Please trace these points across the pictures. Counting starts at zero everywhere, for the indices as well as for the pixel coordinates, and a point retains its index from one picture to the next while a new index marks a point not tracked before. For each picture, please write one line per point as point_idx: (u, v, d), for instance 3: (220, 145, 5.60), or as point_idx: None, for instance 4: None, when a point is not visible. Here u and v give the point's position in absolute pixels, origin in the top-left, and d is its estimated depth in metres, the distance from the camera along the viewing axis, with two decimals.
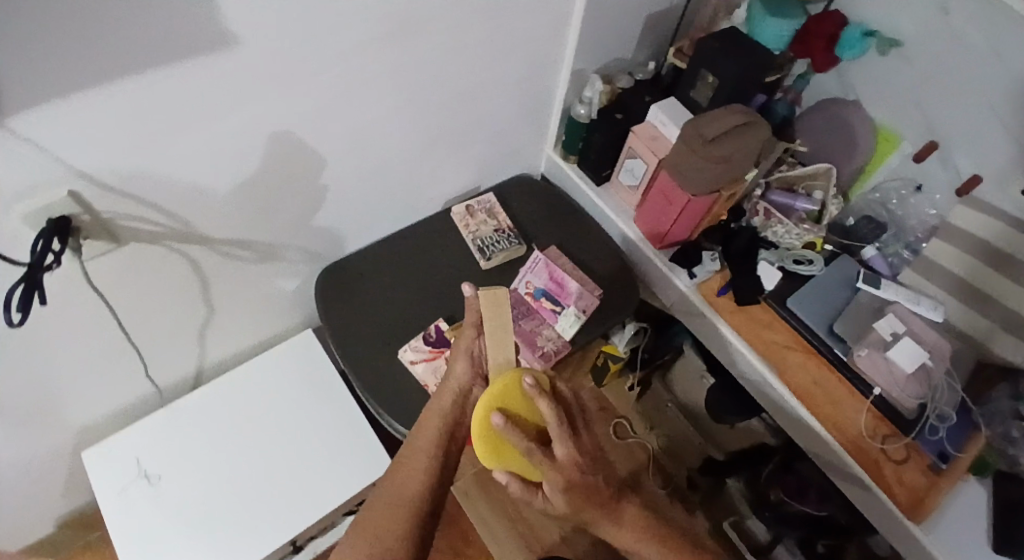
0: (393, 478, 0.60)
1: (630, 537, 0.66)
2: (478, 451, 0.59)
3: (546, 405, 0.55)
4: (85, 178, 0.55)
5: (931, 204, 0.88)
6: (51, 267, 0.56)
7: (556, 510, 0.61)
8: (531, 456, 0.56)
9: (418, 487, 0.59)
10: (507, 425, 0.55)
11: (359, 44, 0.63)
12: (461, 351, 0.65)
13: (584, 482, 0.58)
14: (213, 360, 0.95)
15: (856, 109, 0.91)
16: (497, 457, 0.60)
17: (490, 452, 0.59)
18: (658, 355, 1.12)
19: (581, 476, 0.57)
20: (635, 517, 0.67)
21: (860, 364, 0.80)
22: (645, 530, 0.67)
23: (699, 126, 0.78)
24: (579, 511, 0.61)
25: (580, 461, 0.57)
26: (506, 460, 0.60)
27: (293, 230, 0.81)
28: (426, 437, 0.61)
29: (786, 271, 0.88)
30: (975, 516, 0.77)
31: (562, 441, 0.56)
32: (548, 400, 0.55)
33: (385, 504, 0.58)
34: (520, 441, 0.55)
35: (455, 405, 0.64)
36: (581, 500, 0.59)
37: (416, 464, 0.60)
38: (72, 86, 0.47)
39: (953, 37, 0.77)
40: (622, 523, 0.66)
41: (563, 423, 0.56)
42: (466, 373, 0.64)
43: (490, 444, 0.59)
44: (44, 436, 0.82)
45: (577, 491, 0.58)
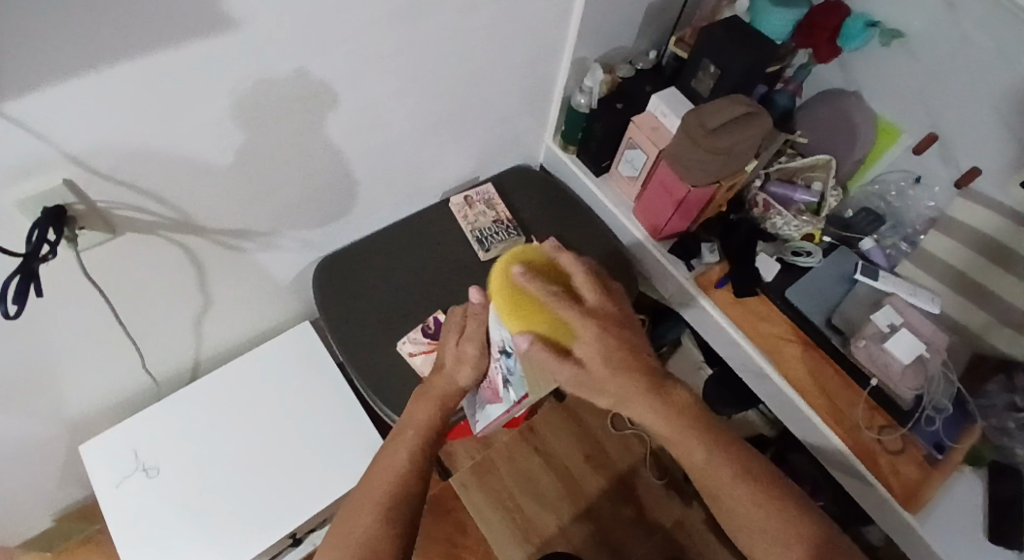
0: (369, 474, 0.61)
1: (680, 427, 0.56)
2: (500, 314, 0.47)
3: (569, 256, 0.51)
4: (80, 167, 0.54)
5: (930, 197, 0.88)
6: (47, 257, 0.55)
7: (592, 377, 0.52)
8: (563, 308, 0.48)
9: (393, 483, 0.59)
10: (531, 276, 0.46)
11: (358, 30, 0.62)
12: (466, 363, 0.61)
13: (620, 338, 0.51)
14: (211, 351, 0.95)
15: (858, 100, 0.91)
16: (523, 320, 0.47)
17: (512, 312, 0.46)
18: (655, 347, 1.15)
19: (618, 333, 0.51)
20: (681, 397, 0.57)
21: (858, 356, 0.81)
22: (696, 419, 0.57)
23: (702, 115, 0.77)
24: (613, 380, 0.52)
25: (614, 314, 0.51)
26: (534, 320, 0.47)
27: (292, 220, 0.81)
28: (412, 422, 0.63)
29: (784, 262, 0.89)
30: (969, 505, 0.77)
31: (589, 290, 0.50)
32: (572, 254, 0.52)
33: (356, 506, 0.58)
34: (548, 289, 0.47)
35: (443, 398, 0.63)
36: (616, 354, 0.51)
37: (392, 461, 0.61)
38: (67, 70, 0.46)
39: (954, 28, 0.77)
40: (671, 401, 0.56)
41: (589, 275, 0.51)
42: (467, 382, 0.62)
43: (510, 299, 0.46)
44: (41, 426, 0.82)
45: (615, 356, 0.51)
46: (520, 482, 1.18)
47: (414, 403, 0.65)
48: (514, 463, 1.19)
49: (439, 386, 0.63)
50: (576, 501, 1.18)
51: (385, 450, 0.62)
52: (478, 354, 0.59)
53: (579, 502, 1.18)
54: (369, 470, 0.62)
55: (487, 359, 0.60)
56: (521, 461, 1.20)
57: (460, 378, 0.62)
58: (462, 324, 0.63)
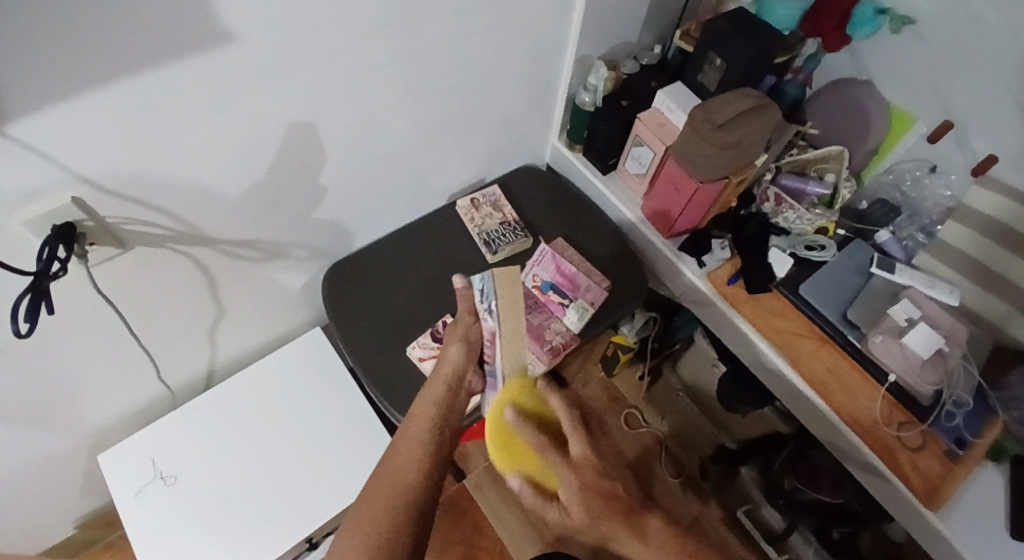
0: (379, 476, 0.59)
1: (658, 557, 0.61)
2: (493, 453, 0.64)
3: (558, 401, 0.61)
4: (87, 184, 0.54)
5: (946, 185, 0.87)
6: (57, 274, 0.55)
7: (570, 521, 0.60)
8: (546, 456, 0.60)
9: (408, 479, 0.58)
10: (520, 423, 0.61)
11: (356, 38, 0.61)
12: (457, 337, 0.70)
13: (601, 483, 0.59)
14: (224, 359, 0.96)
15: (869, 90, 0.89)
16: (509, 460, 0.63)
17: (503, 454, 0.63)
18: (668, 345, 1.13)
19: (598, 482, 0.59)
20: (660, 531, 0.63)
21: (874, 351, 0.80)
22: (674, 547, 0.62)
23: (708, 110, 0.76)
24: (595, 526, 0.59)
25: (598, 466, 0.59)
26: (522, 462, 0.63)
27: (299, 228, 0.81)
28: (419, 421, 0.63)
29: (798, 256, 0.87)
30: (993, 501, 0.76)
31: (574, 438, 0.60)
32: (562, 398, 0.61)
33: (372, 502, 0.56)
34: (535, 439, 0.60)
35: (446, 394, 0.67)
36: (601, 511, 0.58)
37: (406, 455, 0.60)
38: (71, 90, 0.46)
39: (968, 13, 0.74)
40: (648, 541, 0.62)
41: (576, 422, 0.60)
42: (459, 358, 0.68)
43: (504, 443, 0.63)
44: (60, 437, 0.83)
45: (592, 500, 0.58)
46: None
47: (417, 404, 0.66)
48: None
49: (438, 387, 0.67)
50: None
51: (392, 447, 0.61)
52: (471, 317, 0.70)
53: None
54: (378, 470, 0.60)
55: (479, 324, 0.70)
56: None
57: (461, 371, 0.68)
58: (471, 307, 0.70)
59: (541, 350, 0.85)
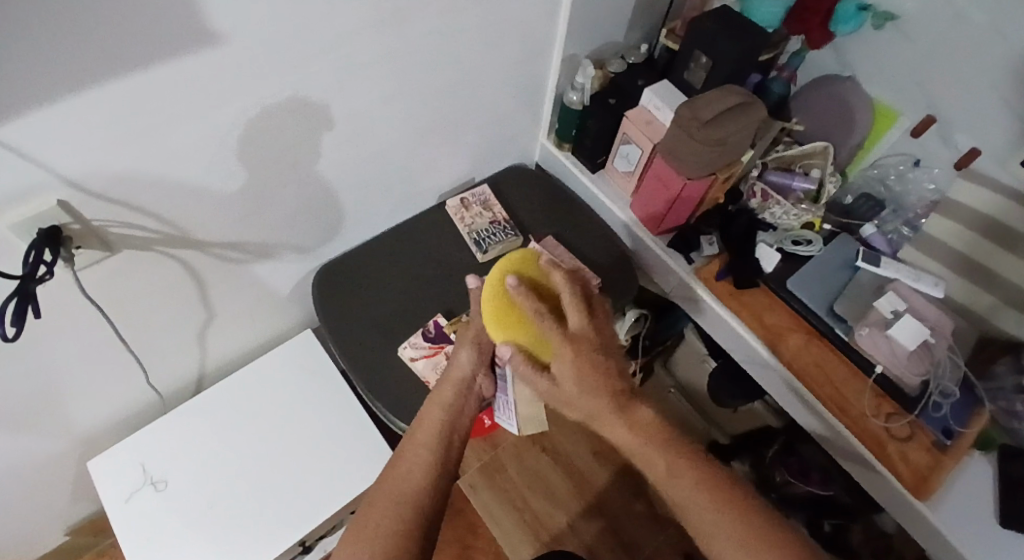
0: (383, 482, 0.57)
1: (642, 442, 0.57)
2: (487, 318, 0.61)
3: (561, 274, 0.59)
4: (73, 187, 0.54)
5: (930, 179, 0.87)
6: (44, 278, 0.55)
7: (559, 392, 0.58)
8: (540, 322, 0.57)
9: (413, 485, 0.57)
10: (522, 289, 0.57)
11: (344, 38, 0.61)
12: (467, 341, 0.67)
13: (594, 358, 0.56)
14: (214, 362, 0.95)
15: (853, 86, 0.90)
16: (502, 325, 0.60)
17: (496, 320, 0.60)
18: (659, 341, 1.15)
19: (590, 355, 0.56)
20: (648, 419, 0.58)
21: (861, 343, 0.80)
22: (665, 437, 0.57)
23: (695, 107, 0.76)
24: (580, 397, 0.57)
25: (593, 338, 0.57)
26: (513, 330, 0.60)
27: (288, 229, 0.80)
28: (427, 429, 0.61)
29: (784, 252, 0.88)
30: (981, 489, 0.77)
31: (572, 307, 0.57)
32: (565, 274, 0.59)
33: (375, 508, 0.55)
34: (531, 305, 0.57)
35: (456, 398, 0.64)
36: (592, 379, 0.56)
37: (412, 462, 0.58)
38: (55, 92, 0.46)
39: (949, 9, 0.76)
40: (636, 428, 0.57)
41: (576, 293, 0.58)
42: (469, 362, 0.66)
43: (498, 309, 0.60)
44: (48, 443, 0.82)
45: (586, 377, 0.56)
46: (529, 479, 1.18)
47: (426, 410, 0.64)
48: (521, 462, 1.20)
49: (447, 392, 0.64)
50: (585, 497, 1.18)
51: (399, 452, 0.60)
52: (482, 320, 0.67)
53: (588, 498, 1.18)
54: (383, 474, 0.58)
55: (490, 327, 0.67)
56: (529, 459, 1.20)
57: (472, 375, 0.65)
58: (484, 311, 0.68)
59: None
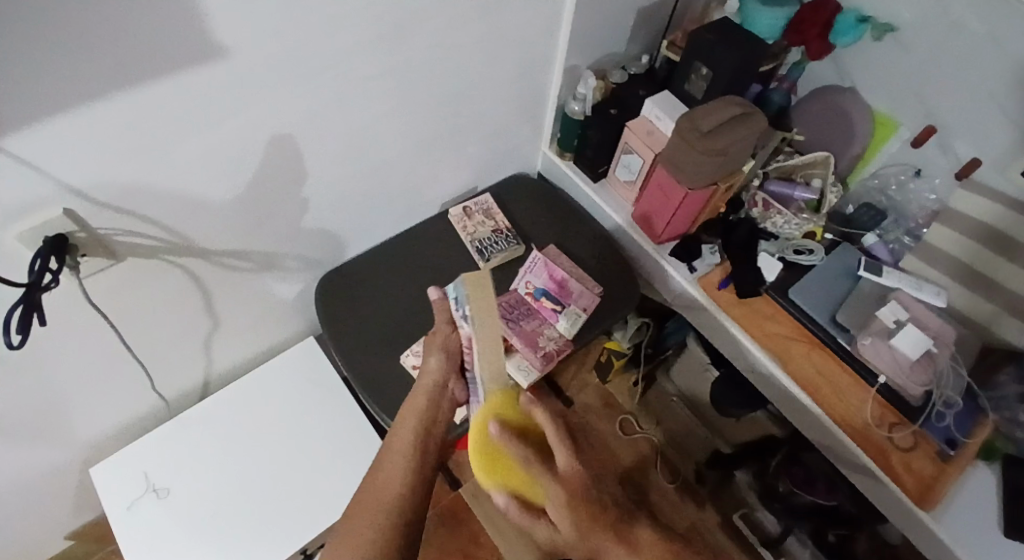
0: (362, 496, 0.57)
1: None
2: (477, 472, 0.57)
3: (545, 414, 0.56)
4: (78, 196, 0.54)
5: (930, 189, 0.88)
6: (49, 286, 0.55)
7: (559, 538, 0.55)
8: (532, 471, 0.55)
9: (392, 497, 0.56)
10: (506, 436, 0.55)
11: (348, 49, 0.62)
12: (435, 347, 0.68)
13: (589, 498, 0.54)
14: (219, 369, 0.95)
15: (853, 96, 0.91)
16: (494, 479, 0.56)
17: (488, 472, 0.56)
18: (662, 350, 1.13)
19: (586, 495, 0.53)
20: (653, 541, 0.56)
21: (864, 353, 0.80)
22: (670, 557, 0.55)
23: (696, 119, 0.77)
24: (582, 542, 0.54)
25: (585, 477, 0.54)
26: (507, 478, 0.56)
27: (292, 238, 0.81)
28: (399, 443, 0.61)
29: (787, 261, 0.88)
30: (985, 500, 0.76)
31: (561, 449, 0.55)
32: (546, 412, 0.56)
33: (357, 521, 0.54)
34: (521, 455, 0.55)
35: (429, 407, 0.64)
36: (588, 523, 0.53)
37: (391, 474, 0.58)
38: (63, 102, 0.46)
39: (948, 20, 0.76)
40: (640, 552, 0.55)
41: (564, 437, 0.55)
42: (439, 367, 0.66)
43: (487, 463, 0.56)
44: (50, 451, 0.82)
45: (586, 505, 0.53)
46: None
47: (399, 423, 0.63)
48: None
49: (421, 400, 0.65)
50: None
51: (374, 468, 0.59)
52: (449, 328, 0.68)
53: None
54: (360, 490, 0.57)
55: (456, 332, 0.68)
56: None
57: (445, 382, 0.66)
58: (450, 316, 0.69)
59: (535, 356, 0.85)
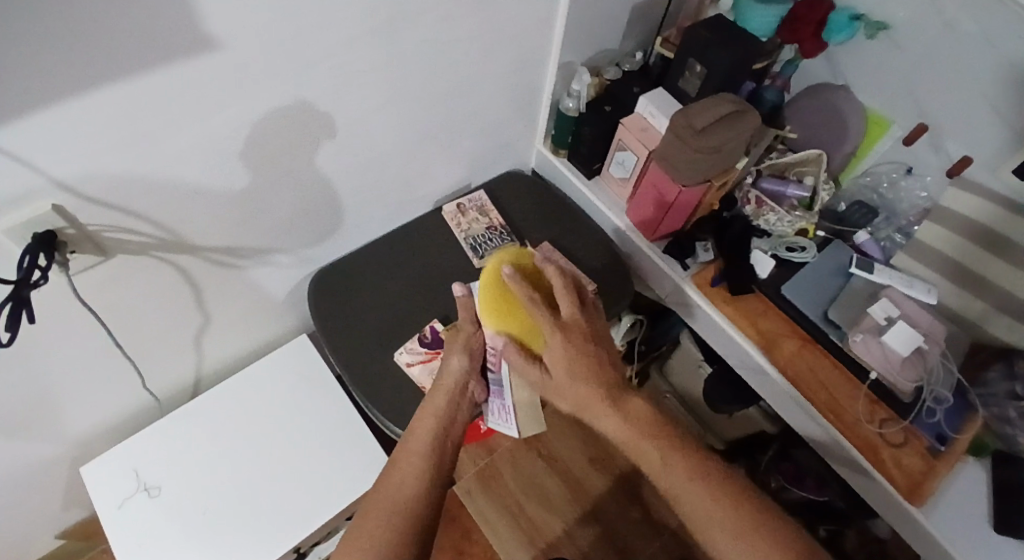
0: (378, 492, 0.58)
1: (636, 437, 0.58)
2: (483, 312, 0.60)
3: (554, 269, 0.61)
4: (67, 191, 0.54)
5: (922, 187, 0.89)
6: (38, 282, 0.55)
7: (551, 383, 0.59)
8: (535, 314, 0.58)
9: (409, 495, 0.57)
10: (516, 276, 0.58)
11: (341, 44, 0.62)
12: (458, 347, 0.66)
13: (586, 348, 0.58)
14: (211, 366, 0.95)
15: (846, 94, 0.91)
16: (498, 318, 0.60)
17: (493, 313, 0.60)
18: (654, 348, 1.15)
19: (581, 346, 0.58)
20: (642, 410, 0.59)
21: (855, 350, 0.81)
22: (655, 428, 0.58)
23: (689, 116, 0.77)
24: (572, 385, 0.58)
25: (583, 326, 0.59)
26: (508, 323, 0.60)
27: (285, 234, 0.81)
28: (416, 440, 0.62)
29: (779, 258, 0.88)
30: (975, 496, 0.77)
31: (564, 298, 0.59)
32: (557, 267, 0.61)
33: (374, 519, 0.55)
34: (527, 295, 0.58)
35: (448, 406, 0.65)
36: (582, 371, 0.58)
37: (407, 472, 0.59)
38: (51, 96, 0.46)
39: (941, 19, 0.77)
40: (627, 415, 0.58)
41: (568, 283, 0.60)
42: (461, 370, 0.65)
43: (495, 300, 0.60)
44: (40, 449, 0.81)
45: (579, 368, 0.58)
46: (526, 486, 1.18)
47: (417, 421, 0.64)
48: (517, 467, 1.19)
49: (439, 402, 0.65)
50: (581, 503, 1.17)
51: (390, 467, 0.60)
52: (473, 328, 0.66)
53: (584, 505, 1.17)
54: (376, 489, 0.59)
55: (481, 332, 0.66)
56: (525, 465, 1.19)
57: (464, 383, 0.65)
58: (476, 316, 0.66)
59: None
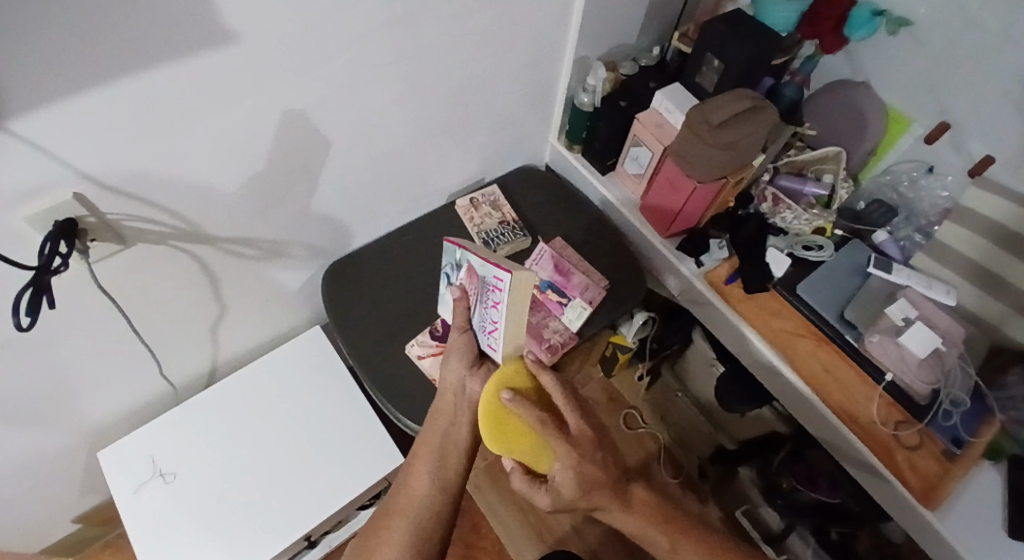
0: (397, 493, 0.64)
1: (642, 524, 0.65)
2: (484, 434, 0.57)
3: (550, 378, 0.60)
4: (88, 180, 0.55)
5: (942, 186, 0.87)
6: (59, 269, 0.56)
7: (563, 498, 0.59)
8: (544, 433, 0.57)
9: (423, 498, 0.62)
10: (518, 401, 0.56)
11: (358, 35, 0.62)
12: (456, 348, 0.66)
13: (592, 460, 0.59)
14: (226, 356, 0.96)
15: (866, 91, 0.89)
16: (500, 440, 0.57)
17: (497, 438, 0.57)
18: (667, 346, 1.13)
19: (592, 460, 0.59)
20: (643, 499, 0.67)
21: (871, 350, 0.80)
22: (657, 512, 0.66)
23: (705, 111, 0.77)
24: (588, 496, 0.60)
25: (591, 439, 0.59)
26: (514, 446, 0.58)
27: (298, 227, 0.81)
28: (425, 445, 0.65)
29: (795, 256, 0.88)
30: (991, 500, 0.76)
31: (570, 414, 0.59)
32: (552, 375, 0.60)
33: (387, 522, 0.61)
34: (535, 417, 0.57)
35: (452, 411, 0.66)
36: (590, 483, 0.59)
37: (416, 480, 0.63)
38: (69, 86, 0.46)
39: (967, 15, 0.75)
40: (634, 509, 0.65)
41: (568, 397, 0.59)
42: (459, 369, 0.65)
43: (494, 426, 0.57)
44: (58, 434, 0.83)
45: (588, 473, 0.59)
46: None
47: (426, 425, 0.67)
48: None
49: (448, 403, 0.66)
50: None
51: (404, 471, 0.64)
52: (459, 333, 0.66)
53: None
54: (396, 486, 0.64)
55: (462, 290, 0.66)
56: None
57: (465, 381, 0.65)
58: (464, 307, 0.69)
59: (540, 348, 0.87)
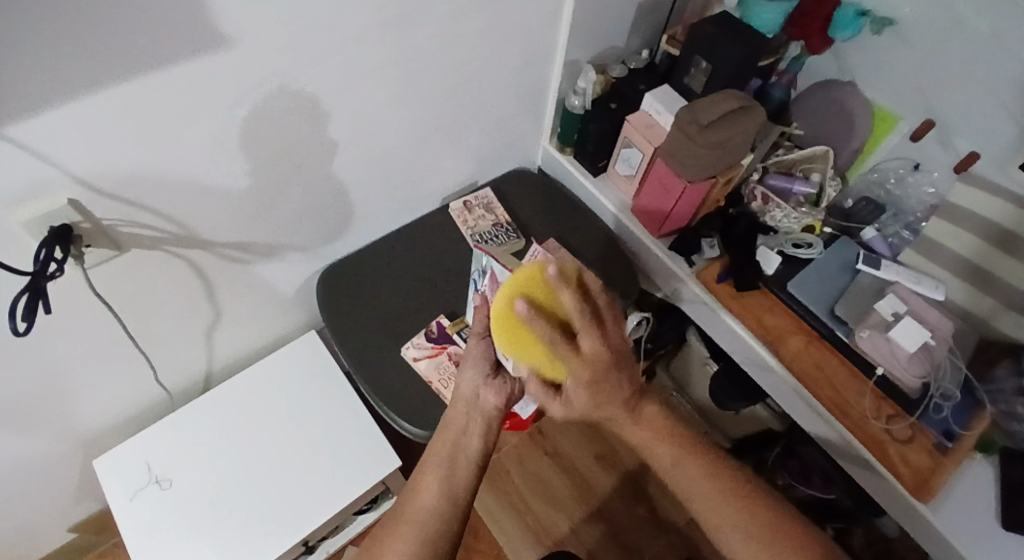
0: (404, 500, 0.60)
1: (653, 438, 0.60)
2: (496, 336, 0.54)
3: (571, 296, 0.48)
4: (81, 185, 0.55)
5: (930, 183, 0.88)
6: (54, 274, 0.56)
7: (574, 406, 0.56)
8: (552, 348, 0.50)
9: (433, 506, 0.59)
10: (530, 315, 0.48)
11: (351, 40, 0.63)
12: (474, 356, 0.66)
13: (607, 377, 0.53)
14: (222, 361, 0.96)
15: (853, 90, 0.91)
16: (513, 345, 0.53)
17: (506, 338, 0.53)
18: (661, 346, 1.13)
19: (608, 375, 0.53)
20: (656, 414, 0.61)
21: (862, 345, 0.81)
22: (668, 430, 0.60)
23: (695, 112, 0.78)
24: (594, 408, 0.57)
25: (607, 357, 0.52)
26: (524, 350, 0.53)
27: (293, 230, 0.82)
28: (434, 451, 0.63)
29: (785, 254, 0.88)
30: (984, 492, 0.76)
31: (589, 336, 0.50)
32: (572, 292, 0.48)
33: (394, 529, 0.58)
34: (545, 332, 0.48)
35: (466, 420, 0.65)
36: (600, 394, 0.55)
37: (425, 485, 0.60)
38: (62, 91, 0.47)
39: (949, 15, 0.76)
40: (641, 422, 0.60)
41: (590, 321, 0.49)
42: (475, 377, 0.66)
43: (504, 329, 0.53)
44: (53, 441, 0.83)
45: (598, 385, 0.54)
46: (529, 483, 1.18)
47: (439, 432, 0.65)
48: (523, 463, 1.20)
49: (459, 413, 0.66)
50: (587, 501, 1.18)
51: (413, 479, 0.61)
52: (478, 338, 0.67)
53: (590, 504, 1.17)
54: (404, 492, 0.61)
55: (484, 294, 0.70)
56: (530, 462, 1.20)
57: (479, 392, 0.65)
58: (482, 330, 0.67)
59: None
